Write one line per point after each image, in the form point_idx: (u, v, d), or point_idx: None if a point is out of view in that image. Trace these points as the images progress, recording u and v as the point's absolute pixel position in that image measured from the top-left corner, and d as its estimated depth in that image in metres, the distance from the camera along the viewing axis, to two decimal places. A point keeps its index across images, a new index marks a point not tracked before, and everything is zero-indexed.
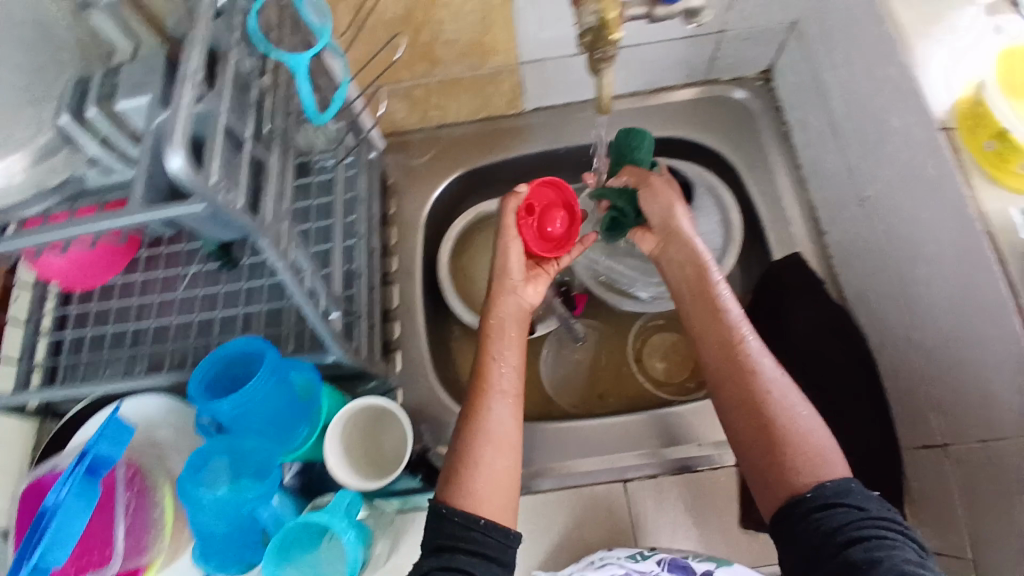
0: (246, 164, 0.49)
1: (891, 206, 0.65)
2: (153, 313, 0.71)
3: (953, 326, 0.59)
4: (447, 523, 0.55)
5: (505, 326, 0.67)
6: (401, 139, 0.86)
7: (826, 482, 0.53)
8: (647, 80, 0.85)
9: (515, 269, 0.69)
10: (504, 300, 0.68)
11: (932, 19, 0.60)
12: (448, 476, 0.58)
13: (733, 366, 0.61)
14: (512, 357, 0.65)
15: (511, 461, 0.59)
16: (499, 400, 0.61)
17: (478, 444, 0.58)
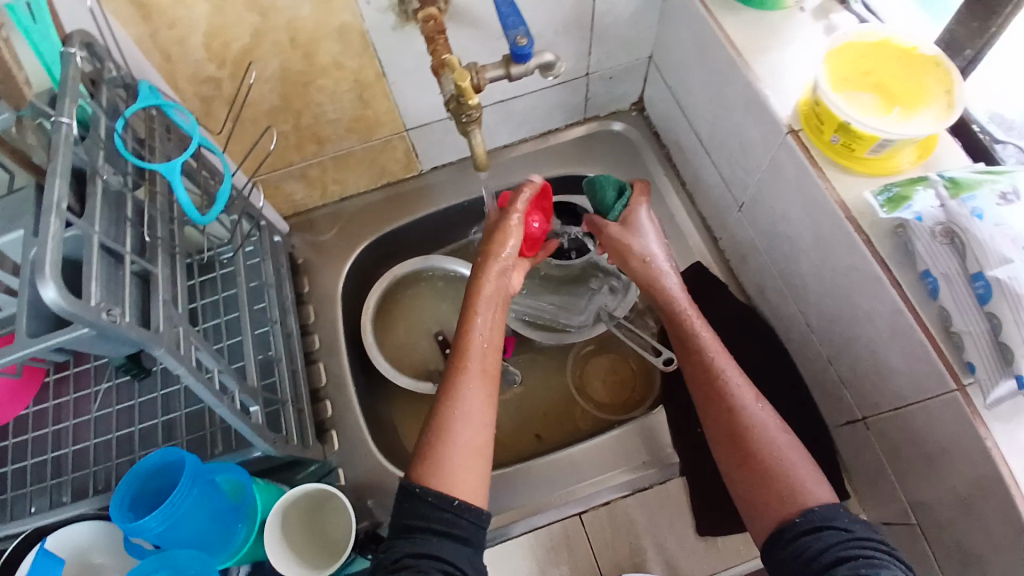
0: (127, 277, 0.50)
1: (766, 208, 0.73)
2: (70, 440, 0.71)
3: (838, 303, 0.67)
4: (419, 503, 0.55)
5: (490, 304, 0.67)
6: (306, 219, 0.91)
7: (814, 508, 0.55)
8: (532, 126, 0.92)
9: (507, 250, 0.70)
10: (493, 279, 0.68)
11: (766, 37, 0.69)
12: (422, 454, 0.58)
13: (718, 400, 0.63)
14: (492, 336, 0.65)
15: (484, 439, 0.60)
16: (478, 382, 0.62)
17: (456, 421, 0.59)
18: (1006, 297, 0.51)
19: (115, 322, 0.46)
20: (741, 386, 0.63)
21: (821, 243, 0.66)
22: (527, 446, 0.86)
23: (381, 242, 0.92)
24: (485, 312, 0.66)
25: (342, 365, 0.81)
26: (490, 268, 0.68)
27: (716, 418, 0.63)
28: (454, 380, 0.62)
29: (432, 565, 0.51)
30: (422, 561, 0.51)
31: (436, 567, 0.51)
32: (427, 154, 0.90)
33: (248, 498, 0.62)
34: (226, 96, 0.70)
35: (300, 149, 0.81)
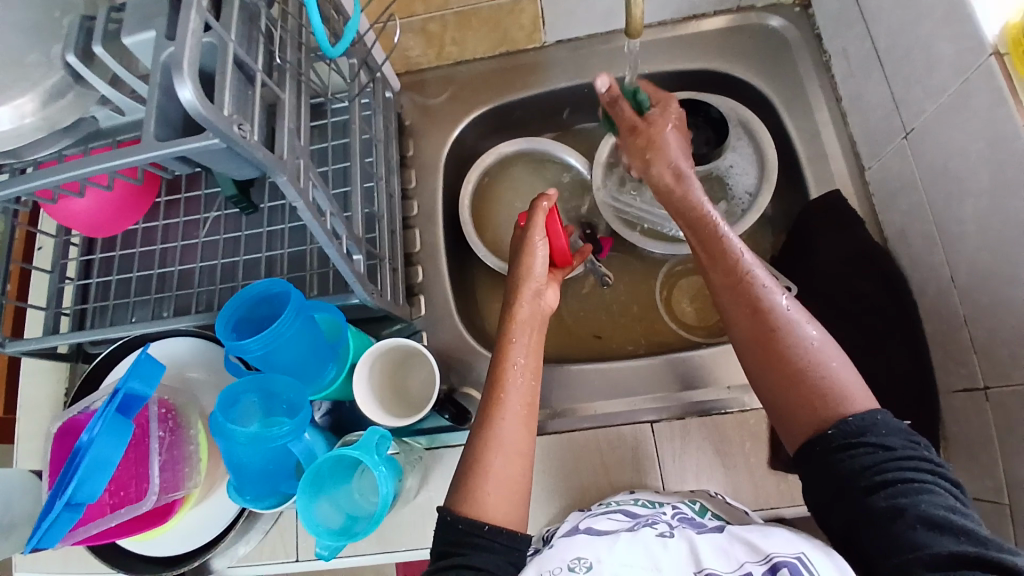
0: (257, 97, 0.49)
1: (937, 139, 0.64)
2: (178, 259, 0.76)
3: (1000, 260, 0.58)
4: (454, 531, 0.53)
5: (527, 328, 0.64)
6: (417, 79, 0.87)
7: (848, 419, 0.50)
8: (676, 8, 0.82)
9: (539, 268, 0.67)
10: (525, 300, 0.65)
11: None
12: (456, 483, 0.56)
13: (743, 300, 0.58)
14: (531, 362, 0.62)
15: (520, 472, 0.57)
16: (515, 412, 0.59)
17: (490, 450, 0.56)
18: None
19: (245, 138, 0.45)
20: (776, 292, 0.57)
21: (1001, 186, 0.57)
22: (606, 348, 0.85)
23: (490, 115, 0.87)
24: (518, 341, 0.62)
25: (437, 235, 0.80)
26: (521, 288, 0.66)
27: (740, 318, 0.58)
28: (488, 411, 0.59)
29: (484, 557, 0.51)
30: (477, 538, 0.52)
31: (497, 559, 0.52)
32: (554, 24, 0.82)
33: (343, 341, 0.64)
34: None
35: None
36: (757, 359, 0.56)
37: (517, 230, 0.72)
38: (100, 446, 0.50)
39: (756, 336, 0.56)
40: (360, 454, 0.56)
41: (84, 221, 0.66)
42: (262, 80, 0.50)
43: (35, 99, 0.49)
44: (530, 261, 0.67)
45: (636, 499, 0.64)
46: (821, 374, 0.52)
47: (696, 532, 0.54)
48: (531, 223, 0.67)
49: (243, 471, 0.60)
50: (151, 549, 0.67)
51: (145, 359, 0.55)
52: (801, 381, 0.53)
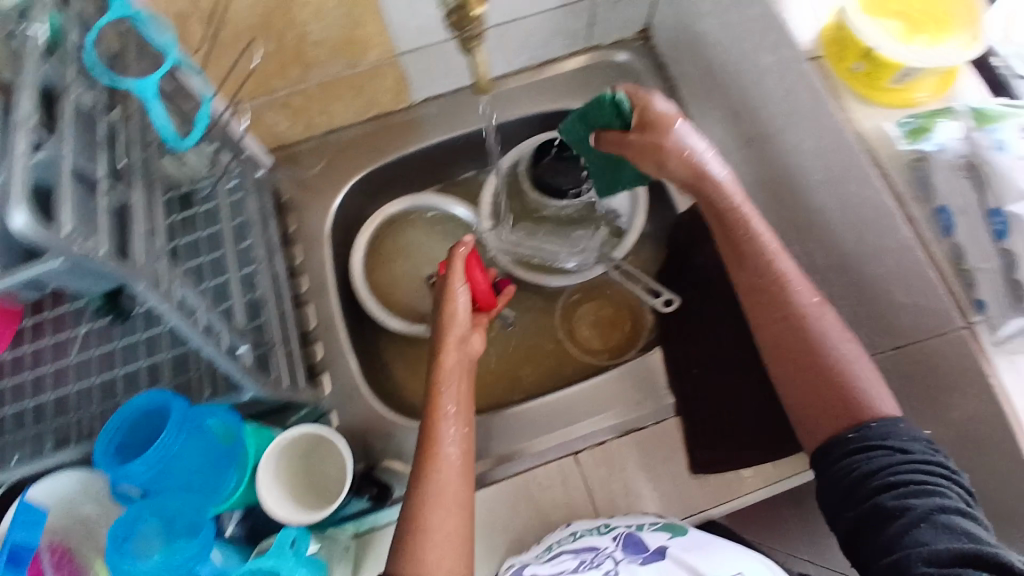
0: (103, 205, 0.46)
1: (776, 143, 0.70)
2: (51, 386, 0.68)
3: (846, 243, 0.65)
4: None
5: (454, 377, 0.65)
6: (290, 153, 0.86)
7: (870, 424, 0.56)
8: (531, 55, 0.86)
9: (463, 314, 0.68)
10: (450, 351, 0.66)
11: None
12: (397, 546, 0.56)
13: (768, 295, 0.63)
14: (460, 410, 0.63)
15: (458, 522, 0.57)
16: (449, 463, 0.59)
17: (426, 506, 0.56)
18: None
19: (92, 252, 0.42)
20: (829, 318, 0.61)
21: None
22: (521, 388, 0.85)
23: (370, 179, 0.87)
24: (448, 390, 0.63)
25: (331, 307, 0.79)
26: (445, 337, 0.67)
27: (767, 322, 0.63)
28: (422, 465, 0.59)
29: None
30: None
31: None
32: (419, 83, 0.84)
33: (240, 442, 0.60)
34: (203, 13, 0.63)
35: (283, 74, 0.75)
36: (789, 371, 0.62)
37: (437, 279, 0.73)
38: None
39: (800, 351, 0.61)
40: (275, 563, 0.54)
41: None
42: (105, 187, 0.48)
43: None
44: (452, 306, 0.68)
45: (572, 535, 0.63)
46: (848, 378, 0.59)
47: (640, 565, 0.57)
48: (451, 271, 0.69)
49: None
50: None
51: (26, 506, 0.55)
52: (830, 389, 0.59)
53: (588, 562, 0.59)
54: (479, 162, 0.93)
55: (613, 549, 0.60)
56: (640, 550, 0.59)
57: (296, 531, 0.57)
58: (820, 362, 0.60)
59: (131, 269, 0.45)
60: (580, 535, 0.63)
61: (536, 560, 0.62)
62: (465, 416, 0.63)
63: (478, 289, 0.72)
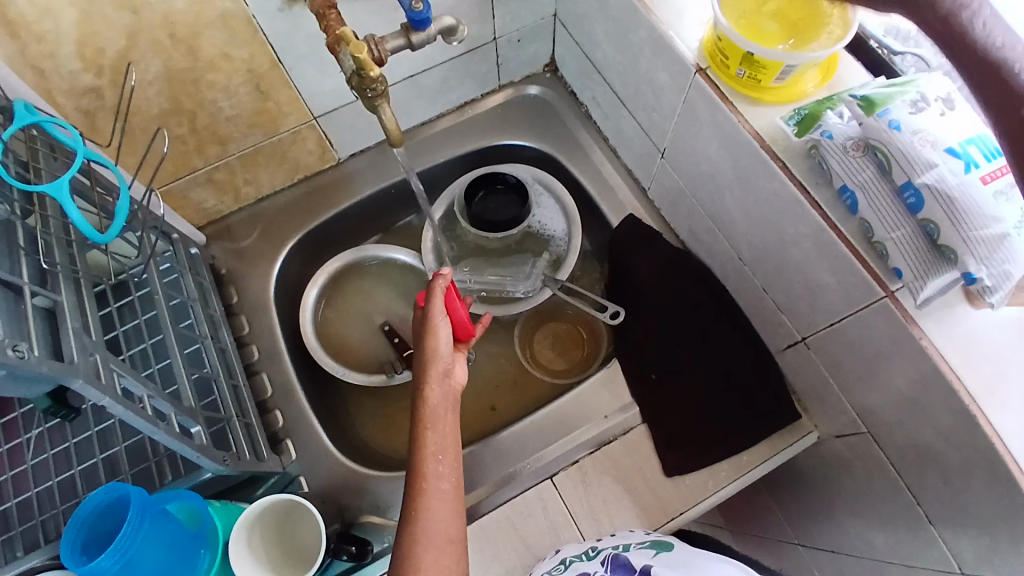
0: (30, 309, 0.46)
1: (685, 151, 0.75)
2: (11, 493, 0.66)
3: (764, 234, 0.69)
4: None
5: (441, 413, 0.59)
6: (223, 227, 0.86)
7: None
8: (448, 99, 0.90)
9: (444, 346, 0.62)
10: (436, 383, 0.60)
11: None
12: None
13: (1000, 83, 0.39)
14: (448, 447, 0.58)
15: (455, 565, 0.52)
16: (440, 506, 0.55)
17: (421, 555, 0.52)
18: (939, 200, 0.52)
19: (22, 358, 0.42)
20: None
21: (741, 175, 0.67)
22: (490, 421, 0.86)
23: (308, 240, 0.88)
24: (436, 427, 0.58)
25: (286, 372, 0.78)
26: (428, 371, 0.61)
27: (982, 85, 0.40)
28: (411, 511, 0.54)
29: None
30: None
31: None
32: (342, 141, 0.86)
33: (208, 522, 0.60)
34: (110, 106, 0.64)
35: (203, 152, 0.76)
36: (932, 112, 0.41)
37: (416, 311, 0.67)
38: None
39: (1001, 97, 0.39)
40: None
41: None
42: (31, 291, 0.47)
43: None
44: (430, 341, 0.62)
45: (562, 563, 0.63)
46: None
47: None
48: (429, 303, 0.63)
49: None
50: None
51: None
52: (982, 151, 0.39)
53: None
54: (414, 207, 0.96)
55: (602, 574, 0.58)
56: (628, 572, 0.58)
57: None
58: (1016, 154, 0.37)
59: (67, 368, 0.45)
60: (570, 563, 0.62)
61: None
62: (454, 454, 0.58)
63: (456, 315, 0.65)
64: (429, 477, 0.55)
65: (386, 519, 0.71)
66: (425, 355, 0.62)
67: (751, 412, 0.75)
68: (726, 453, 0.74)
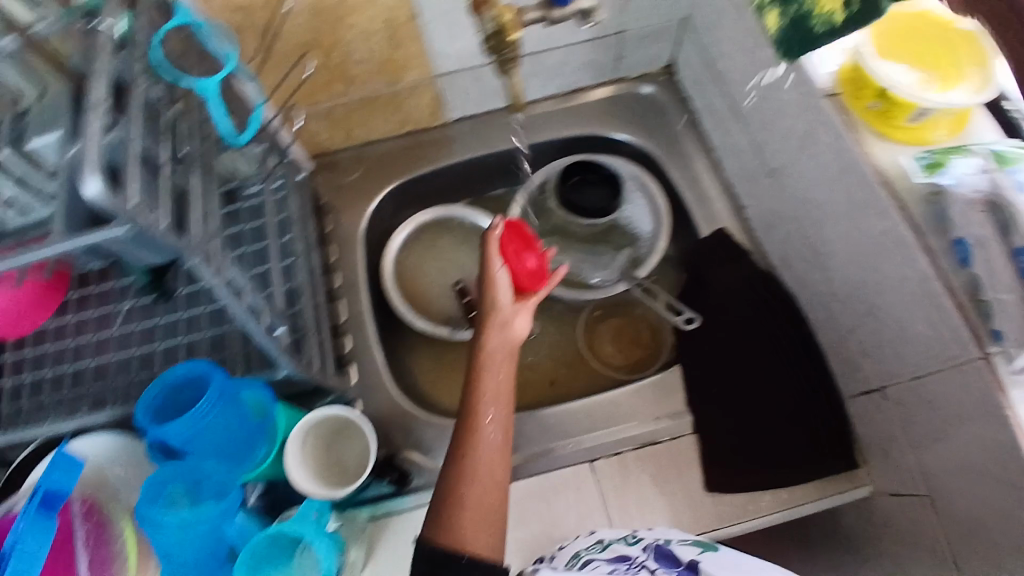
0: (163, 186, 0.50)
1: (794, 174, 0.73)
2: (92, 353, 0.73)
3: (860, 270, 0.67)
4: (430, 560, 0.54)
5: (497, 359, 0.66)
6: (330, 160, 0.91)
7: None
8: (561, 82, 0.92)
9: (504, 300, 0.70)
10: (494, 332, 0.67)
11: None
12: (433, 513, 0.58)
13: None
14: (500, 392, 0.64)
15: (493, 495, 0.58)
16: (488, 443, 0.61)
17: (464, 481, 0.58)
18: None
19: (152, 224, 0.46)
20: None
21: (850, 206, 0.66)
22: (539, 397, 0.86)
23: (403, 189, 0.92)
24: (490, 371, 0.64)
25: (362, 305, 0.82)
26: (489, 322, 0.68)
27: None
28: (461, 442, 0.61)
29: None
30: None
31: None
32: (454, 102, 0.89)
33: (272, 416, 0.63)
34: (259, 26, 0.69)
35: (329, 87, 0.80)
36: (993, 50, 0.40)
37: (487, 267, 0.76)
38: (26, 551, 0.47)
39: None
40: (299, 528, 0.57)
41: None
42: (166, 171, 0.51)
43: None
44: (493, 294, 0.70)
45: (600, 544, 0.65)
46: None
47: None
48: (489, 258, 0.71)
49: (179, 566, 0.57)
50: None
51: (64, 453, 0.52)
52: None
53: (623, 569, 0.58)
54: (507, 180, 0.98)
55: (645, 560, 0.60)
56: (673, 562, 0.59)
57: (320, 503, 0.59)
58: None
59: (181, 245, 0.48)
60: (608, 545, 0.64)
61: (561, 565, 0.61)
62: (505, 398, 0.64)
63: (514, 270, 0.72)
64: (482, 415, 0.62)
65: (425, 460, 0.74)
66: (488, 308, 0.69)
67: (807, 447, 0.73)
68: (771, 484, 0.73)
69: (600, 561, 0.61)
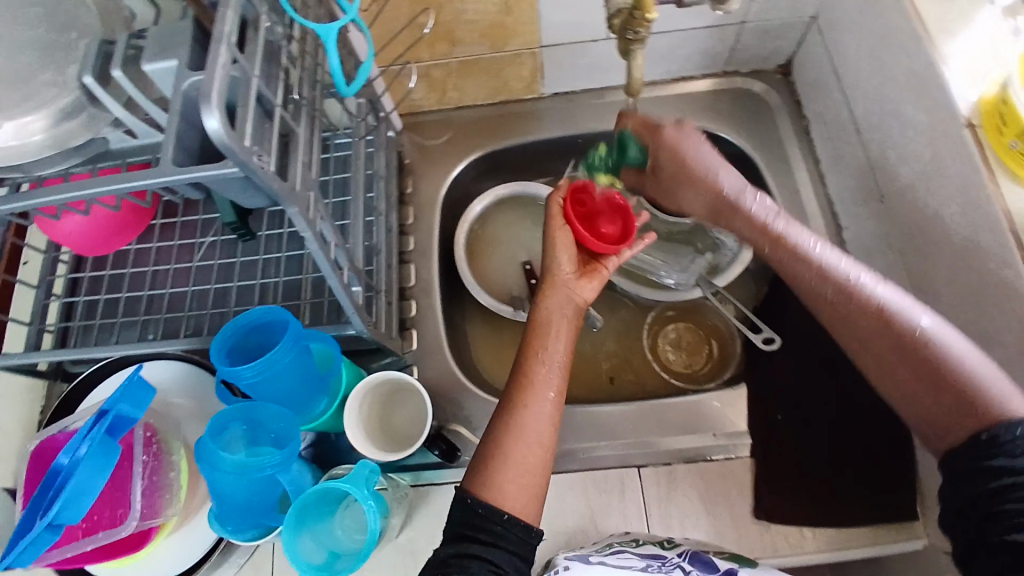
0: (274, 130, 0.50)
1: (909, 203, 0.68)
2: (168, 282, 0.77)
3: (966, 318, 0.62)
4: (469, 513, 0.56)
5: (555, 323, 0.66)
6: (417, 121, 0.90)
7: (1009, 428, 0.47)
8: (667, 68, 0.87)
9: (566, 264, 0.70)
10: (554, 295, 0.68)
11: (956, 18, 0.62)
12: (477, 466, 0.59)
13: None
14: (556, 356, 0.64)
15: (538, 458, 0.59)
16: (539, 406, 0.61)
17: (510, 440, 0.59)
18: None
19: (262, 169, 0.45)
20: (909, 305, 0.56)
21: (969, 247, 0.60)
22: (590, 389, 0.85)
23: (487, 159, 0.90)
24: (547, 335, 0.65)
25: (431, 270, 0.82)
26: (550, 285, 0.69)
27: None
28: (510, 401, 0.62)
29: (475, 563, 0.52)
30: (468, 561, 0.53)
31: (481, 565, 0.52)
32: (553, 76, 0.86)
33: (335, 371, 0.65)
34: None
35: (432, 46, 0.79)
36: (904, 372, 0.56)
37: None
38: (84, 469, 0.52)
39: None
40: (350, 488, 0.57)
41: (74, 241, 0.67)
42: (279, 114, 0.50)
43: (46, 116, 0.50)
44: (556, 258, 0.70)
45: (634, 540, 0.67)
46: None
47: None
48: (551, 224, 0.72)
49: (227, 503, 0.58)
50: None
51: (135, 384, 0.56)
52: (950, 395, 0.52)
53: (656, 567, 0.62)
54: None
55: (680, 562, 0.63)
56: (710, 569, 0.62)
57: (372, 464, 0.59)
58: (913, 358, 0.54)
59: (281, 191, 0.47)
60: (643, 542, 0.67)
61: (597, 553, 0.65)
62: (561, 362, 0.64)
63: (586, 241, 0.71)
64: (535, 377, 0.62)
65: (471, 434, 0.74)
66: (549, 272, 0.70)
67: (867, 492, 0.69)
68: (823, 521, 0.69)
69: (636, 557, 0.64)
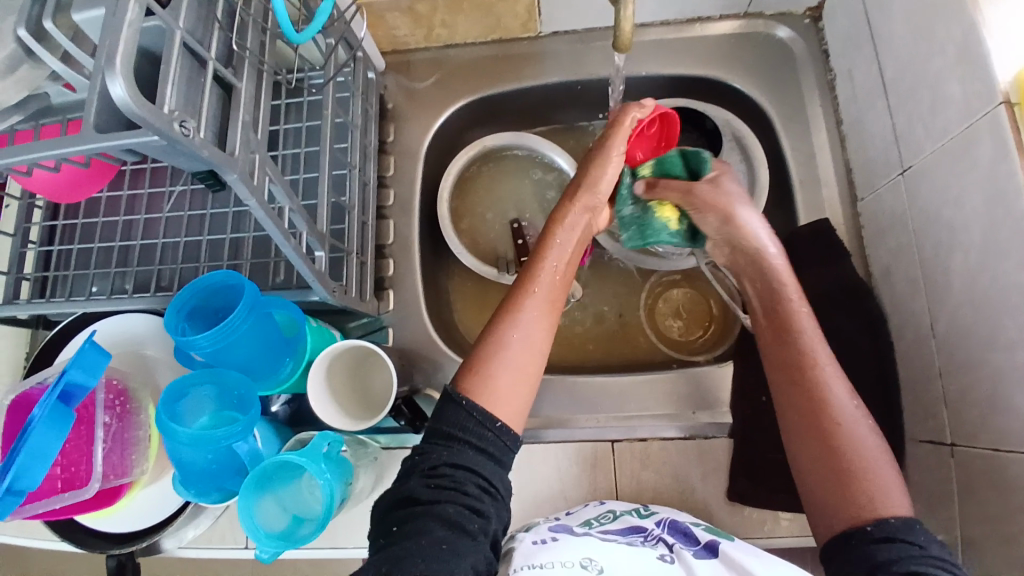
0: (209, 87, 0.45)
1: (928, 182, 0.61)
2: (140, 233, 0.76)
3: (968, 318, 0.56)
4: (464, 416, 0.53)
5: (572, 234, 0.65)
6: (404, 61, 0.84)
7: (890, 518, 0.49)
8: (681, 8, 0.77)
9: (606, 184, 0.67)
10: (581, 210, 0.66)
11: None
12: (469, 368, 0.57)
13: None
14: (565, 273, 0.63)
15: (535, 367, 0.58)
16: (539, 316, 0.59)
17: (513, 340, 0.57)
18: None
19: (186, 137, 0.40)
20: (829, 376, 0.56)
21: (988, 240, 0.54)
22: (579, 355, 0.83)
23: (478, 106, 0.84)
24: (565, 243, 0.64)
25: (411, 228, 0.79)
26: (581, 196, 0.66)
27: None
28: (511, 310, 0.59)
29: (469, 479, 0.51)
30: (462, 475, 0.51)
31: (474, 483, 0.51)
32: (551, 15, 0.77)
33: (301, 338, 0.64)
34: None
35: None
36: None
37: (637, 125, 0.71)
38: (40, 433, 0.51)
39: None
40: (305, 463, 0.58)
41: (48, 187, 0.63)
42: (215, 69, 0.46)
43: None
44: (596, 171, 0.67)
45: (612, 512, 0.66)
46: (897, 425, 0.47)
47: (692, 555, 0.59)
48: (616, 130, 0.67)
49: (188, 469, 0.59)
50: (112, 523, 0.70)
51: (89, 350, 0.56)
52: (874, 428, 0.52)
53: (640, 540, 0.62)
54: (592, 113, 0.87)
55: (660, 533, 0.63)
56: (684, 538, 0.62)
57: (331, 439, 0.61)
58: (820, 410, 0.54)
59: (210, 156, 0.42)
60: (619, 515, 0.66)
61: (583, 527, 0.64)
62: (565, 283, 0.63)
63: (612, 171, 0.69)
64: (538, 286, 0.60)
65: None
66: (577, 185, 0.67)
67: None
68: (795, 507, 0.68)
69: (614, 533, 0.63)
